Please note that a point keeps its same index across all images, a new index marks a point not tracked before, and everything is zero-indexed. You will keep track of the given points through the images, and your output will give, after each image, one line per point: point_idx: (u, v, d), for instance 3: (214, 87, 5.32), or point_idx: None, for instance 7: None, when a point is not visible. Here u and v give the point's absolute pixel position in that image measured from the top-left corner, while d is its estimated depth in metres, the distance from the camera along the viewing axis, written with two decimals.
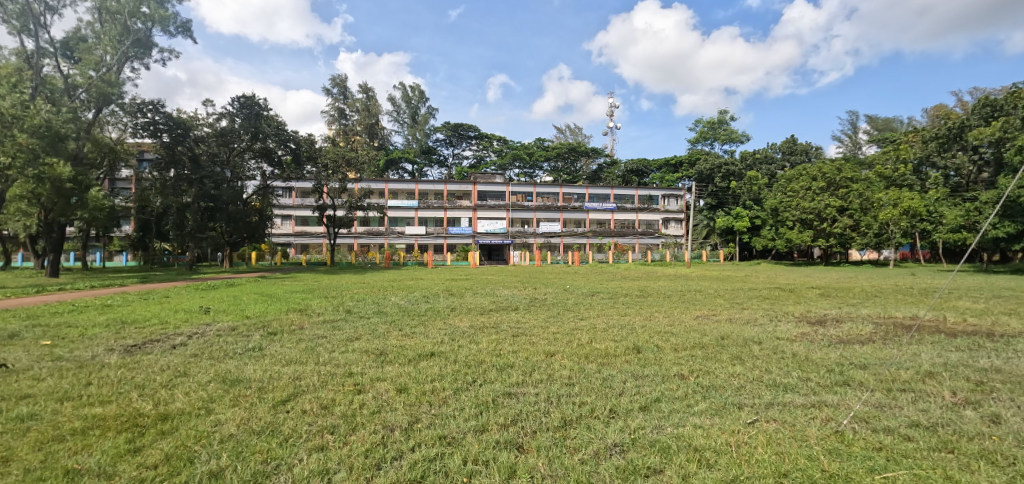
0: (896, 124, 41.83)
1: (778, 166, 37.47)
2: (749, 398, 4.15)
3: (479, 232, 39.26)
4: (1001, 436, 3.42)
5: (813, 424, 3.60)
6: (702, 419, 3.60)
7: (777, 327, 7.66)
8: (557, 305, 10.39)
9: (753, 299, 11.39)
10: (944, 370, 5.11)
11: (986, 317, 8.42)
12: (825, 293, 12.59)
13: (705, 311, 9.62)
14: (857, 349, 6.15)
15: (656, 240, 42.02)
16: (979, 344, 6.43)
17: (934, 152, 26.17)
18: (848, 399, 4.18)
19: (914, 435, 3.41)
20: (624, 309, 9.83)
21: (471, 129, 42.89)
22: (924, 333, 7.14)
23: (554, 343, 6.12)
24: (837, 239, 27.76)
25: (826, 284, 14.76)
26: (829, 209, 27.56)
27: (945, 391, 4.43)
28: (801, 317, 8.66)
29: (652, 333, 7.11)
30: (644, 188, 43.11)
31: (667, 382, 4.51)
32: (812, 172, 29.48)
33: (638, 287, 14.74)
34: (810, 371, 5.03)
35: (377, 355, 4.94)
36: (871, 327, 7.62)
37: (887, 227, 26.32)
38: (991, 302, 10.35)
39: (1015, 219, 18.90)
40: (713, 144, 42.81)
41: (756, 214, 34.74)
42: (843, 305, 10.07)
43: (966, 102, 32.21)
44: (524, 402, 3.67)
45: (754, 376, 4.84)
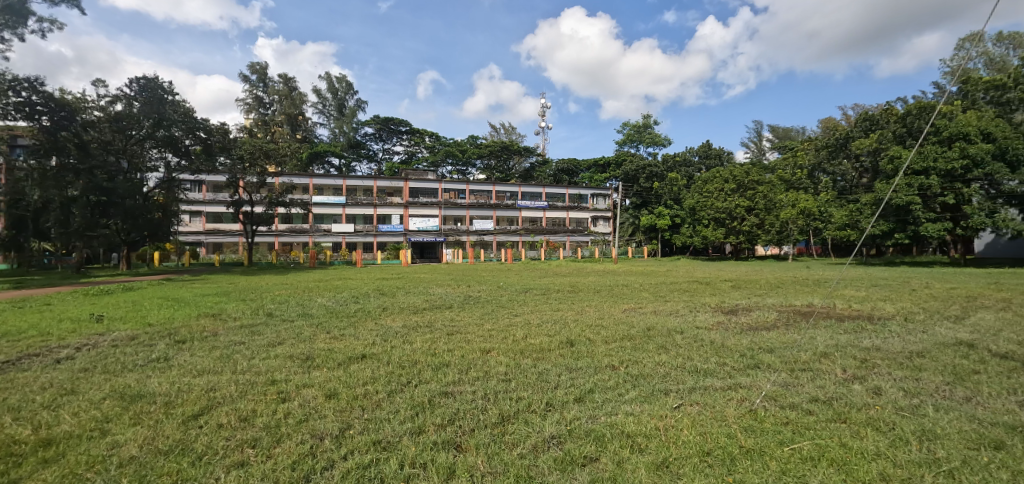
0: (795, 133, 46.39)
1: (695, 169, 40.11)
2: (673, 384, 4.40)
3: (411, 230, 38.30)
4: (883, 405, 3.89)
5: (731, 404, 3.88)
6: (634, 407, 3.75)
7: (696, 317, 8.22)
8: (492, 301, 10.37)
9: (675, 292, 12.06)
10: (835, 351, 5.71)
11: (869, 303, 9.55)
12: (735, 284, 13.70)
13: (632, 304, 10.05)
14: (764, 334, 6.74)
15: (585, 237, 43.42)
16: (863, 326, 7.32)
17: (825, 160, 29.79)
18: (759, 380, 4.56)
19: (814, 409, 3.79)
20: (557, 305, 10.03)
21: (402, 123, 41.72)
22: (820, 319, 7.97)
23: (489, 339, 6.10)
24: (745, 236, 30.30)
25: (736, 277, 16.04)
26: (739, 208, 29.94)
27: (837, 369, 4.96)
28: (717, 307, 9.34)
29: (584, 327, 7.32)
30: (575, 187, 44.30)
31: (599, 373, 4.65)
32: (725, 174, 31.85)
33: (569, 282, 15.13)
34: (726, 357, 5.43)
35: (303, 360, 4.64)
36: (776, 314, 8.38)
37: (787, 225, 29.11)
38: (870, 290, 11.77)
39: (887, 219, 21.70)
40: (639, 146, 44.89)
41: (676, 213, 36.93)
42: (753, 296, 10.97)
43: (850, 116, 36.46)
44: (462, 401, 3.62)
45: (677, 363, 5.13)
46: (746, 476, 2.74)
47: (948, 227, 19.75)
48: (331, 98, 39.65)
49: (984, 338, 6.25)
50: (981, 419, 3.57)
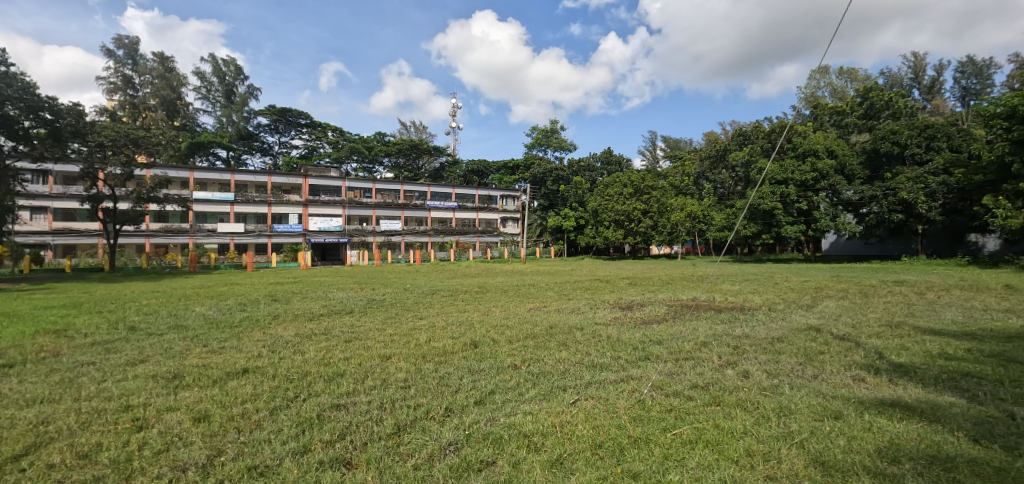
0: (684, 144, 50.93)
1: (598, 174, 42.38)
2: (572, 380, 4.56)
3: (310, 230, 35.85)
4: (750, 387, 4.36)
5: (622, 396, 4.11)
6: (533, 405, 3.82)
7: (595, 314, 8.66)
8: (396, 305, 10.04)
9: (578, 290, 12.60)
10: (713, 340, 6.32)
11: (742, 296, 10.76)
12: (632, 282, 14.71)
13: (537, 303, 10.34)
14: (654, 328, 7.28)
15: (495, 238, 43.83)
16: (735, 316, 8.21)
17: (708, 169, 33.29)
18: (648, 371, 4.89)
19: (694, 395, 4.14)
20: (463, 306, 10.00)
21: (302, 116, 39.03)
22: (701, 311, 8.81)
23: (390, 345, 5.88)
24: (641, 237, 32.52)
25: (632, 275, 17.19)
26: (636, 211, 32.12)
27: (714, 356, 5.48)
28: (614, 304, 9.93)
29: (489, 327, 7.38)
30: (484, 188, 44.56)
31: (501, 374, 4.69)
32: (623, 179, 33.78)
33: (477, 283, 15.18)
34: (620, 350, 5.77)
35: (169, 379, 4.10)
36: (665, 309, 9.12)
37: (676, 227, 31.79)
38: (742, 284, 13.28)
39: (755, 221, 24.64)
40: (547, 150, 46.28)
41: (580, 215, 38.68)
42: (646, 292, 11.82)
43: (728, 131, 40.97)
44: (356, 413, 3.41)
45: (576, 359, 5.35)
46: (633, 464, 2.90)
47: (802, 228, 22.85)
48: (217, 83, 36.12)
49: (827, 323, 7.33)
50: (824, 393, 4.15)
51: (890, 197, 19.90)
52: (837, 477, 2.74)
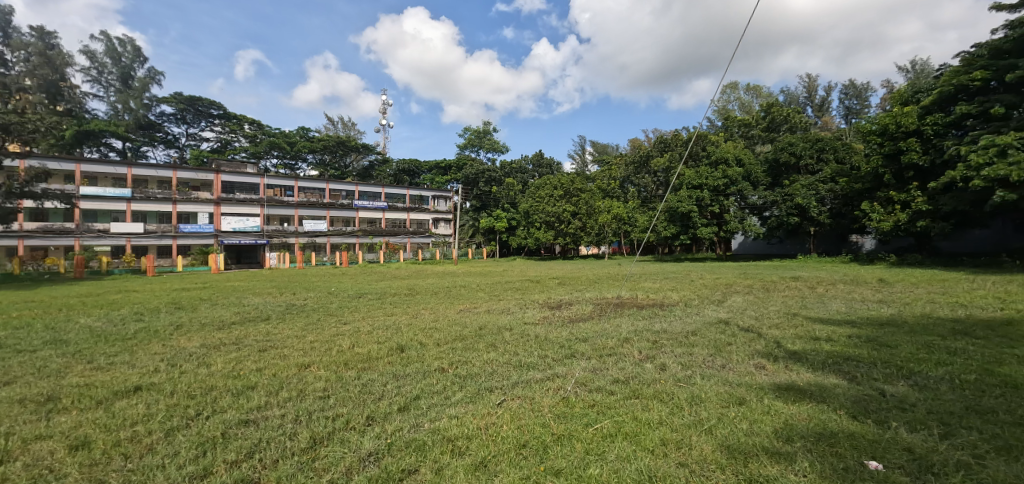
0: (611, 149, 53.11)
1: (530, 176, 43.08)
2: (498, 381, 4.58)
3: (223, 231, 32.99)
4: (666, 379, 4.62)
5: (547, 394, 4.19)
6: (459, 409, 3.79)
7: (524, 314, 8.78)
8: (319, 309, 9.55)
9: (508, 291, 12.73)
10: (635, 335, 6.62)
11: (661, 293, 11.41)
12: (561, 282, 15.09)
13: (468, 304, 10.30)
14: (581, 325, 7.51)
15: (427, 239, 42.95)
16: (655, 312, 8.69)
17: (633, 174, 35.01)
18: (573, 368, 5.02)
19: (615, 389, 4.31)
20: (392, 309, 9.73)
21: (213, 106, 36.02)
22: (624, 308, 9.24)
23: (310, 353, 5.57)
24: (571, 238, 33.38)
25: (562, 275, 17.67)
26: (565, 213, 32.96)
27: (636, 351, 5.74)
28: (544, 303, 10.14)
29: (417, 330, 7.23)
30: (415, 188, 43.68)
31: (427, 378, 4.61)
32: (554, 182, 34.71)
33: (408, 286, 14.83)
34: (547, 349, 5.88)
35: (42, 403, 3.59)
36: (591, 307, 9.45)
37: (603, 228, 33.03)
38: (663, 282, 14.09)
39: (674, 223, 26.21)
40: (479, 151, 46.24)
41: (512, 216, 39.06)
42: (575, 291, 12.19)
43: (650, 138, 43.31)
44: (266, 428, 3.19)
45: (504, 360, 5.38)
46: (555, 462, 2.96)
47: (715, 229, 24.68)
48: (111, 65, 32.47)
49: (735, 316, 7.97)
50: (731, 381, 4.49)
51: (788, 202, 22.04)
52: (740, 458, 2.97)
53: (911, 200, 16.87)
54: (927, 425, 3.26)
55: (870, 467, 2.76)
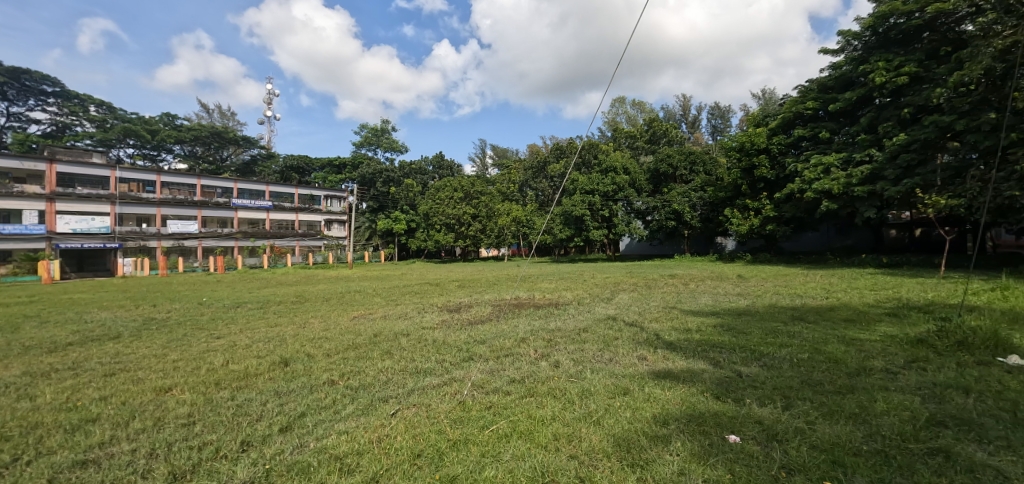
0: (511, 154, 54.28)
1: (429, 177, 42.42)
2: (394, 390, 4.43)
3: (59, 233, 27.66)
4: (560, 375, 4.82)
5: (444, 400, 4.14)
6: (349, 423, 3.59)
7: (423, 318, 8.58)
8: (186, 323, 8.43)
9: (406, 295, 12.37)
10: (531, 335, 6.82)
11: (557, 293, 11.89)
12: (461, 284, 15.03)
13: (362, 311, 9.80)
14: (479, 328, 7.55)
15: (318, 241, 39.59)
16: (550, 312, 9.02)
17: (531, 178, 36.18)
18: (471, 371, 5.03)
19: (512, 389, 4.39)
20: (276, 319, 8.93)
21: (47, 82, 30.37)
22: (522, 309, 9.47)
23: (173, 373, 4.91)
24: (471, 240, 33.36)
25: (461, 278, 17.63)
26: (466, 215, 32.87)
27: (532, 351, 5.90)
28: (443, 307, 10.01)
29: (305, 341, 6.72)
30: (304, 186, 40.66)
31: (314, 392, 4.31)
32: (454, 184, 34.49)
33: (295, 293, 13.73)
34: (445, 353, 5.81)
35: None
36: (489, 309, 9.54)
37: (503, 231, 33.58)
38: (558, 282, 14.71)
39: (569, 226, 27.51)
40: (376, 150, 44.39)
41: (411, 218, 38.09)
42: (474, 293, 12.22)
43: (547, 144, 45.04)
44: (110, 469, 2.73)
45: (400, 367, 5.21)
46: (450, 469, 2.93)
47: (605, 232, 26.38)
48: None
49: (622, 312, 8.58)
50: (617, 374, 4.81)
51: (667, 208, 24.33)
52: (624, 446, 3.18)
53: (762, 207, 19.56)
54: (771, 399, 3.79)
55: (730, 441, 3.14)
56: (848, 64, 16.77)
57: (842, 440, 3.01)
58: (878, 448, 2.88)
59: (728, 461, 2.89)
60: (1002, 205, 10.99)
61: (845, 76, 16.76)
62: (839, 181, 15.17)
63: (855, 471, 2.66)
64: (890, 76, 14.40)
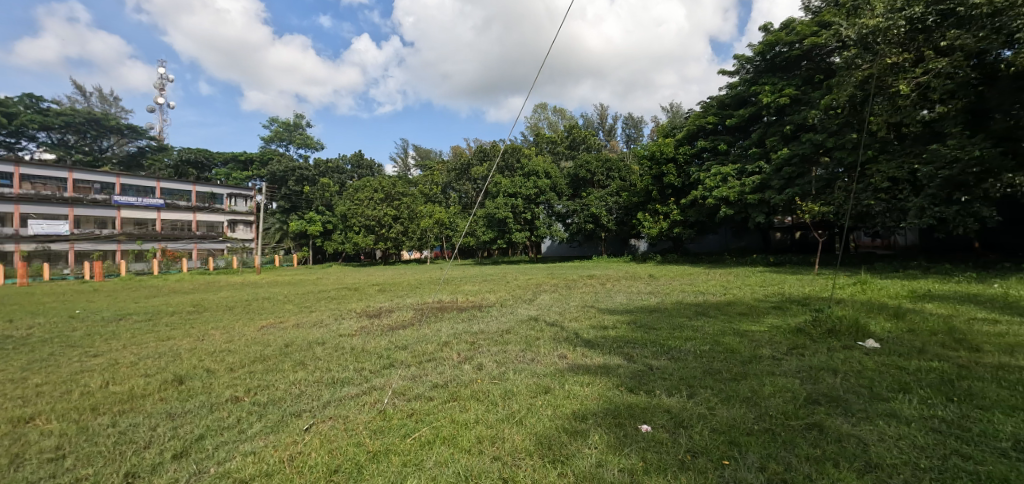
0: (434, 155, 53.60)
1: (347, 177, 40.67)
2: (307, 403, 4.19)
3: None
4: (483, 378, 4.84)
5: (362, 410, 3.99)
6: (256, 443, 3.35)
7: (339, 325, 8.18)
8: (54, 340, 7.35)
9: (321, 301, 11.74)
10: (454, 339, 6.76)
11: (480, 295, 11.91)
12: (382, 288, 14.56)
13: (272, 319, 9.14)
14: (400, 333, 7.36)
15: (220, 244, 35.51)
16: (473, 314, 9.02)
17: (455, 180, 36.05)
18: (391, 379, 4.89)
19: (434, 395, 4.33)
20: (170, 331, 8.06)
21: None
22: (444, 312, 9.38)
23: (37, 401, 4.26)
24: (392, 242, 32.38)
25: (382, 281, 17.08)
26: (387, 216, 31.82)
27: (455, 354, 5.86)
28: (362, 312, 9.63)
29: (203, 355, 6.13)
30: (204, 184, 37.13)
31: (215, 412, 3.96)
32: (374, 184, 33.28)
33: (194, 301, 12.49)
34: (364, 361, 5.59)
35: None
36: (412, 313, 9.33)
37: (425, 233, 33.04)
38: (481, 284, 14.76)
39: (492, 228, 27.69)
40: (289, 146, 41.69)
41: (327, 219, 36.05)
42: (395, 297, 11.89)
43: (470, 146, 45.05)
44: None
45: (314, 378, 4.94)
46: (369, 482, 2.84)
47: (527, 234, 26.94)
48: None
49: (543, 312, 8.80)
50: (539, 373, 4.93)
51: (585, 211, 25.36)
52: (545, 443, 3.27)
53: (670, 212, 21.05)
54: (678, 389, 4.09)
55: (642, 431, 3.35)
56: (743, 85, 18.57)
57: (737, 422, 3.33)
58: (766, 427, 3.22)
59: (641, 449, 3.07)
60: (861, 212, 12.79)
61: (740, 95, 18.56)
62: (735, 189, 16.82)
63: (748, 449, 2.95)
64: (775, 97, 16.19)
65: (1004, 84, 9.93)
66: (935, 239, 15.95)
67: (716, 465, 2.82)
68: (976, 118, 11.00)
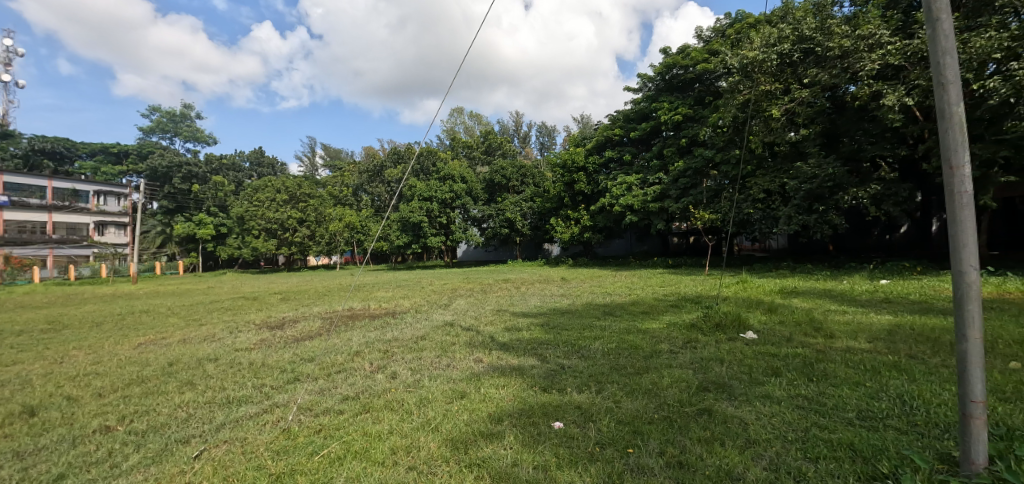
0: (344, 155, 51.26)
1: (245, 175, 37.62)
2: (197, 427, 3.82)
3: None
4: (397, 386, 4.72)
5: (264, 429, 3.72)
6: (132, 478, 3.01)
7: (235, 339, 7.48)
8: None
9: (213, 313, 10.65)
10: (366, 348, 6.51)
11: (393, 301, 11.59)
12: (285, 297, 13.59)
13: (152, 335, 8.12)
14: (306, 344, 6.93)
15: (86, 250, 30.90)
16: (386, 322, 8.73)
17: (367, 182, 34.84)
18: (296, 394, 4.60)
19: (344, 407, 4.15)
20: (17, 354, 6.86)
21: None
22: (355, 320, 8.97)
23: None
24: (297, 247, 30.35)
25: (285, 289, 15.93)
26: (291, 220, 29.74)
27: (367, 364, 5.65)
28: (262, 324, 8.89)
29: (63, 381, 5.31)
30: (63, 179, 32.13)
31: (79, 448, 3.47)
32: (276, 184, 31.00)
33: (51, 316, 10.73)
34: (264, 377, 5.20)
35: None
36: (319, 323, 8.81)
37: (335, 237, 31.15)
38: (395, 290, 14.36)
39: (406, 233, 27.05)
40: (174, 139, 37.53)
41: (222, 222, 32.78)
42: (300, 306, 11.17)
43: (384, 147, 43.74)
44: None
45: (206, 399, 4.50)
46: None
47: (443, 239, 26.65)
48: None
49: (458, 318, 8.76)
50: (454, 378, 4.92)
51: (500, 216, 25.71)
52: (461, 448, 3.28)
53: (581, 218, 22.03)
54: (588, 385, 4.30)
55: (555, 428, 3.47)
56: (645, 101, 20.02)
57: (639, 412, 3.59)
58: (664, 415, 3.51)
59: (554, 446, 3.19)
60: (743, 220, 14.34)
61: (643, 110, 19.98)
62: (638, 197, 18.12)
63: (649, 437, 3.19)
64: (672, 114, 17.68)
65: (851, 114, 11.76)
66: (801, 243, 18.33)
67: (621, 453, 3.02)
68: (831, 141, 12.87)
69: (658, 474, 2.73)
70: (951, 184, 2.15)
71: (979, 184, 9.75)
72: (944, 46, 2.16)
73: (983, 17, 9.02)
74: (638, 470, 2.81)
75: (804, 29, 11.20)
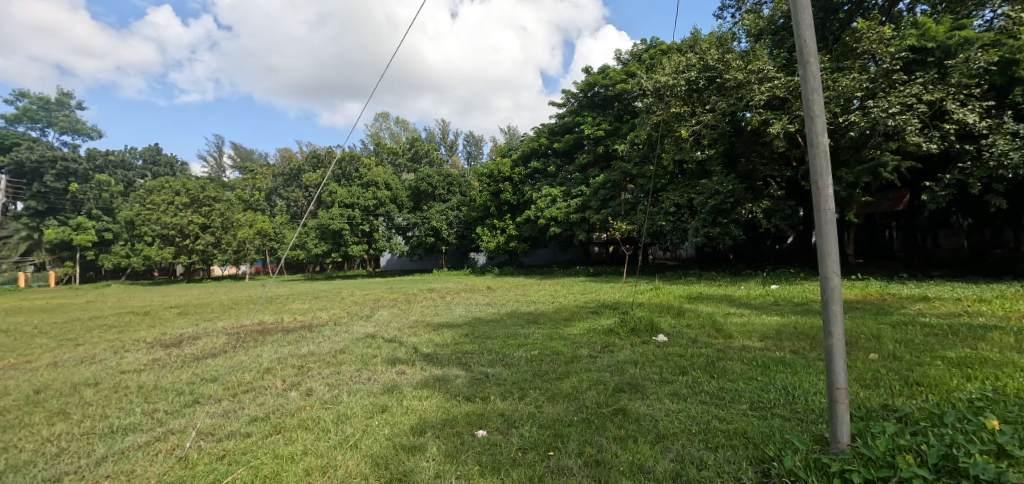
0: (257, 156, 48.05)
1: (137, 175, 33.94)
2: (72, 463, 3.36)
3: None
4: (311, 404, 4.46)
5: (156, 460, 3.35)
6: None
7: (121, 360, 6.65)
8: None
9: (94, 331, 9.37)
10: (277, 364, 6.10)
11: (310, 314, 10.99)
12: (183, 310, 12.34)
13: (13, 360, 6.99)
14: (208, 363, 6.35)
15: None
16: (302, 336, 8.21)
17: (281, 186, 33.51)
18: (194, 419, 4.18)
19: (251, 430, 3.84)
20: None
21: None
22: (266, 335, 8.35)
23: None
24: (199, 256, 27.68)
25: (184, 302, 14.48)
26: (192, 225, 26.97)
27: (278, 382, 5.29)
28: (155, 342, 7.99)
29: None
30: None
31: None
32: (174, 186, 27.75)
33: None
34: (158, 401, 4.69)
35: None
36: (223, 339, 8.10)
37: (244, 245, 29.02)
38: (312, 302, 13.60)
39: (326, 241, 25.81)
40: (47, 130, 32.75)
41: (106, 226, 29.09)
42: (201, 321, 10.19)
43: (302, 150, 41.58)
44: None
45: (83, 430, 3.95)
46: None
47: (365, 247, 25.79)
48: None
49: (381, 329, 8.46)
50: (374, 392, 4.76)
51: (426, 225, 25.19)
52: (381, 463, 3.18)
53: (506, 228, 22.32)
54: (511, 392, 4.36)
55: (478, 437, 3.47)
56: (568, 116, 20.83)
57: (559, 415, 3.69)
58: (583, 416, 3.64)
59: (477, 454, 3.20)
60: (656, 230, 15.31)
61: (566, 124, 20.77)
62: (562, 209, 18.67)
63: (569, 438, 3.29)
64: (595, 129, 18.54)
65: (746, 137, 13.06)
66: (706, 252, 19.96)
67: (542, 456, 3.08)
68: (731, 160, 14.18)
69: (577, 473, 2.83)
70: (818, 202, 2.47)
71: (846, 202, 11.23)
72: (812, 85, 2.50)
73: (849, 60, 10.45)
74: (558, 471, 2.89)
75: (708, 59, 12.26)
